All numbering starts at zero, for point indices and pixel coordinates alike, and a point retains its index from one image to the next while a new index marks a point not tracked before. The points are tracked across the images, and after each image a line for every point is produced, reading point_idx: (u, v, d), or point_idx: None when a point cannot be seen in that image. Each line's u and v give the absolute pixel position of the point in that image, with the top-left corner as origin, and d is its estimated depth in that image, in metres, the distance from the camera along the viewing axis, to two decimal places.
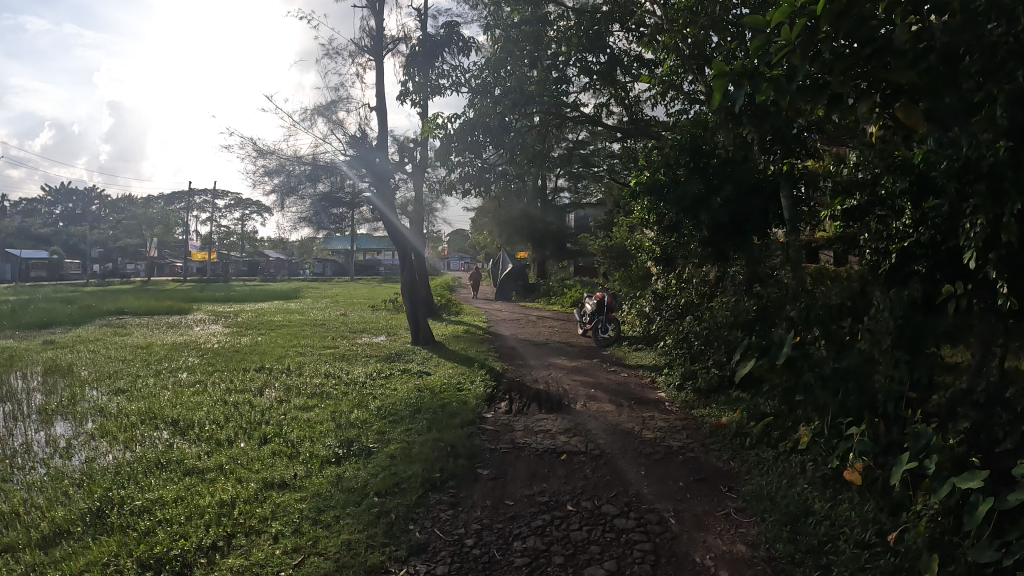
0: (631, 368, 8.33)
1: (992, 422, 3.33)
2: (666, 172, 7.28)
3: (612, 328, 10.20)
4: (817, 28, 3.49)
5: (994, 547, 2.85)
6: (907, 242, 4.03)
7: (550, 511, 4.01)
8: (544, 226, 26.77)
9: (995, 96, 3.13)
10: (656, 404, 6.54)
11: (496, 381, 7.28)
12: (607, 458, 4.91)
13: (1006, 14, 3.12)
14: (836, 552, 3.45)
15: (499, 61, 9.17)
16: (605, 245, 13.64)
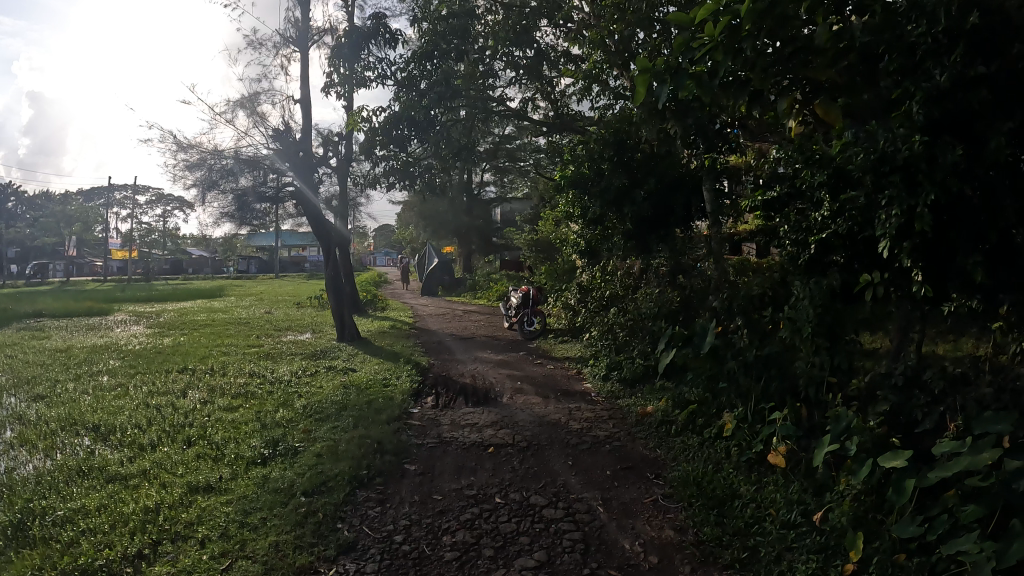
0: (557, 361, 8.32)
1: (911, 405, 3.58)
2: (590, 165, 7.40)
3: (537, 321, 10.16)
4: (741, 25, 3.66)
5: (916, 523, 3.03)
6: (826, 233, 4.02)
7: (478, 504, 4.01)
8: (470, 220, 26.71)
9: (916, 94, 3.32)
10: (581, 396, 6.52)
11: (422, 376, 7.20)
12: (535, 450, 4.90)
13: (928, 15, 3.36)
14: (762, 533, 3.53)
15: (425, 54, 9.23)
16: (530, 238, 13.68)
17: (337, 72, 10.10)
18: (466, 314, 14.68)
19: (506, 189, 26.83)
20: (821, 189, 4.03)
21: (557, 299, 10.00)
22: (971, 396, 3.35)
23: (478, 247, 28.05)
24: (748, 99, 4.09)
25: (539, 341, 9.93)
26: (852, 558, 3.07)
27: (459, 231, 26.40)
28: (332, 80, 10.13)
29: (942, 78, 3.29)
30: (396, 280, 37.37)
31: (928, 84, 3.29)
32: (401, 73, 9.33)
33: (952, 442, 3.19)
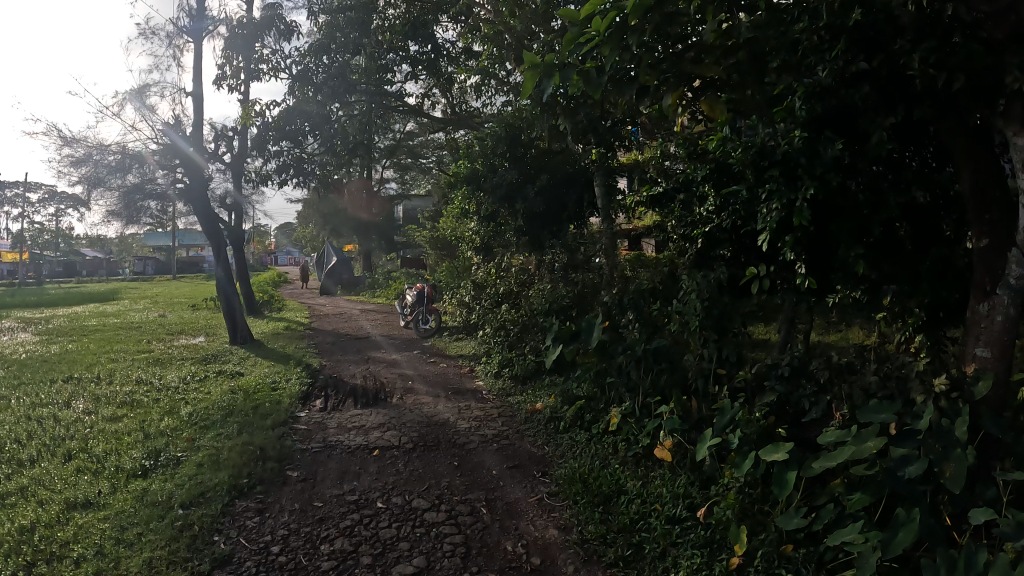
0: (451, 359, 8.28)
1: (797, 394, 3.69)
2: (484, 162, 7.48)
3: (433, 320, 10.01)
4: (630, 22, 3.69)
5: (801, 515, 3.19)
6: (711, 228, 4.20)
7: (359, 510, 3.92)
8: (370, 218, 26.42)
9: (798, 91, 3.43)
10: (474, 393, 6.39)
11: (313, 378, 7.06)
12: (421, 450, 4.80)
13: (809, 13, 3.47)
14: (648, 529, 3.59)
15: (320, 48, 9.09)
16: (430, 236, 13.62)
17: (230, 64, 9.88)
18: (362, 314, 14.46)
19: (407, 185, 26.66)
20: (706, 184, 4.13)
21: (454, 296, 9.90)
22: (856, 384, 3.49)
23: (379, 245, 27.75)
24: (635, 94, 4.15)
25: (435, 339, 9.75)
26: (737, 551, 3.20)
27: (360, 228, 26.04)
28: (226, 73, 9.88)
29: (824, 75, 3.40)
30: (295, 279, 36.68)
31: (809, 81, 3.41)
32: (295, 66, 9.19)
33: (835, 431, 3.35)
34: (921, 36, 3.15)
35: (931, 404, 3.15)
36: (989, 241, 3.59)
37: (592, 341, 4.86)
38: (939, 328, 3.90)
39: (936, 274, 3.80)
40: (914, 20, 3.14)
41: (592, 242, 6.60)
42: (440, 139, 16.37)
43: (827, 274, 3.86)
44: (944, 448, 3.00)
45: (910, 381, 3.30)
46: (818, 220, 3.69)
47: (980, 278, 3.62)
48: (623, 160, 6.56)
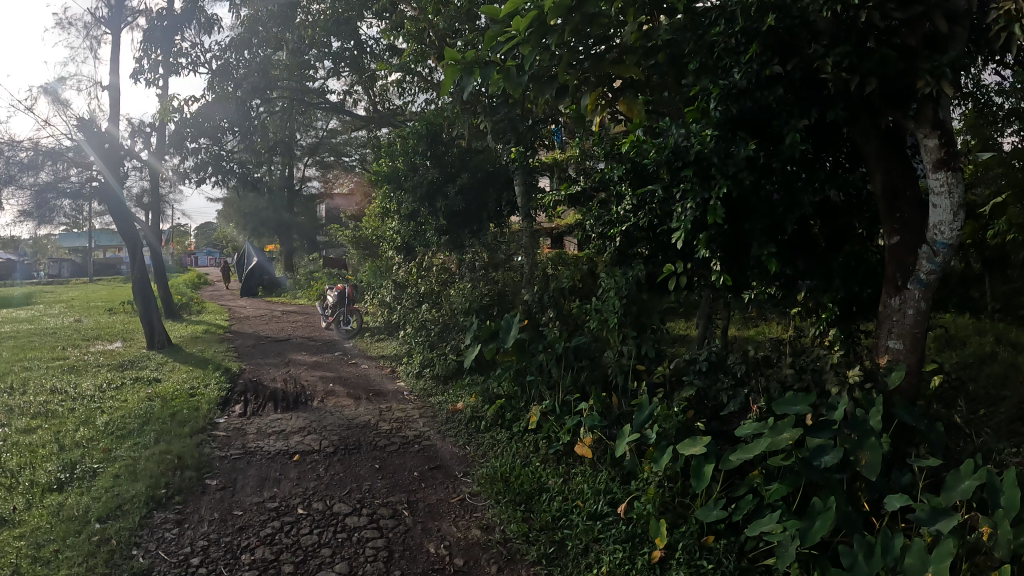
0: (372, 360, 8.22)
1: (714, 387, 3.80)
2: (404, 160, 7.54)
3: (354, 320, 10.01)
4: (552, 21, 3.76)
5: (720, 507, 3.29)
6: (626, 226, 4.24)
7: (280, 518, 3.89)
8: (291, 217, 26.08)
9: (713, 92, 3.55)
10: (395, 394, 6.37)
11: (232, 383, 6.93)
12: (342, 454, 4.77)
13: (726, 17, 3.62)
14: (570, 526, 3.63)
15: (242, 42, 9.14)
16: (352, 235, 13.53)
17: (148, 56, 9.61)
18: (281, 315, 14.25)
19: (328, 183, 26.43)
20: (625, 184, 4.22)
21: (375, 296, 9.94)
22: (773, 377, 3.61)
23: (300, 244, 27.40)
24: (555, 94, 4.23)
25: (355, 340, 9.69)
26: (658, 544, 3.27)
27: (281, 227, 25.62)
28: (143, 66, 9.62)
29: (739, 77, 3.54)
30: (214, 280, 35.94)
31: (724, 83, 3.54)
32: (215, 60, 9.16)
33: (753, 423, 3.42)
34: (835, 41, 3.37)
35: (846, 395, 3.30)
36: (900, 238, 3.76)
37: (510, 340, 4.90)
38: (853, 320, 4.04)
39: (847, 269, 3.98)
40: (830, 23, 3.35)
41: (512, 240, 6.66)
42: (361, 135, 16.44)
43: (743, 271, 3.97)
44: (858, 437, 3.16)
45: (825, 373, 3.46)
46: (732, 219, 3.80)
47: (891, 272, 3.78)
48: (544, 159, 6.65)
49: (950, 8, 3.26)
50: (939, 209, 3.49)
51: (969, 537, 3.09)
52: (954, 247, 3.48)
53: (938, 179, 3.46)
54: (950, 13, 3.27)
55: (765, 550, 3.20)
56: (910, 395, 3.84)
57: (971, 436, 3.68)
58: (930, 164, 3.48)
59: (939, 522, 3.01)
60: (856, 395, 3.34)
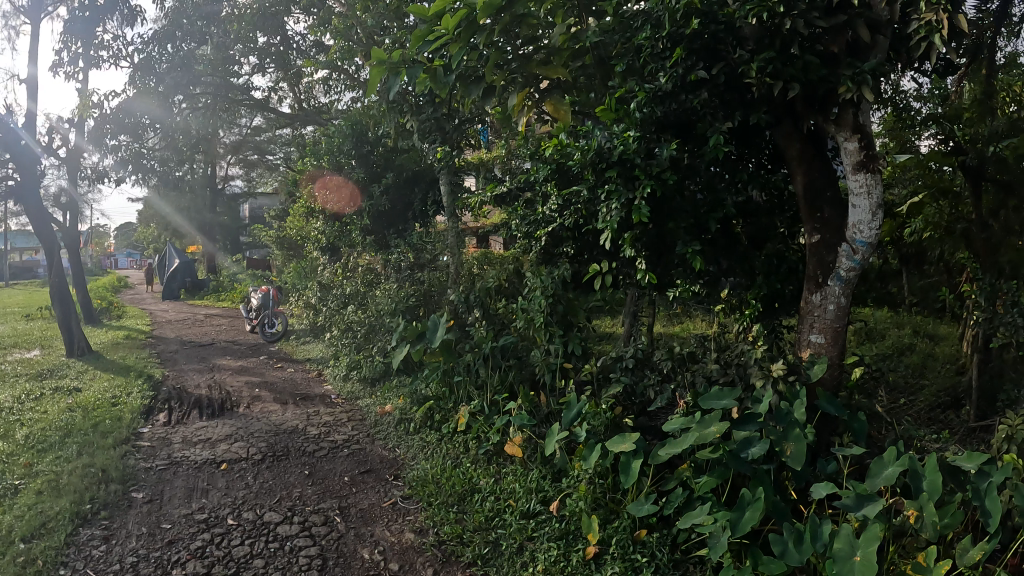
0: (298, 363, 8.13)
1: (641, 383, 3.87)
2: (330, 159, 7.66)
3: (279, 323, 9.79)
4: (481, 20, 3.80)
5: (652, 501, 3.33)
6: (552, 228, 4.30)
7: (209, 529, 3.83)
8: (214, 219, 25.62)
9: (638, 95, 3.67)
10: (321, 398, 6.32)
11: (155, 391, 6.77)
12: (270, 461, 4.72)
13: (652, 21, 3.72)
14: (503, 526, 3.65)
15: (166, 35, 8.75)
16: (276, 235, 13.37)
17: (69, 48, 9.35)
18: (205, 319, 13.97)
19: (253, 183, 26.08)
20: (551, 184, 4.29)
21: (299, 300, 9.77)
22: (699, 372, 3.70)
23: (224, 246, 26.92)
24: (482, 95, 4.29)
25: (281, 343, 9.54)
26: (592, 541, 3.29)
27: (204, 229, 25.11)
28: (63, 58, 9.37)
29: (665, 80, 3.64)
30: (137, 285, 35.08)
31: (651, 86, 3.65)
32: (139, 54, 8.74)
33: (679, 418, 3.47)
34: (760, 46, 3.60)
35: (771, 388, 3.39)
36: (819, 237, 3.87)
37: (436, 341, 4.88)
38: (776, 316, 4.16)
39: (770, 267, 4.09)
40: (756, 29, 3.56)
41: (439, 240, 6.68)
42: (285, 135, 17.31)
43: (666, 268, 4.06)
44: (784, 429, 3.24)
45: (750, 367, 3.55)
46: (658, 219, 3.89)
47: (811, 270, 3.92)
48: (470, 159, 6.69)
49: (872, 18, 3.48)
50: (858, 209, 3.69)
51: (892, 520, 3.22)
52: (871, 245, 3.66)
53: (858, 180, 3.67)
54: (873, 22, 3.49)
55: (697, 542, 3.30)
56: (832, 386, 3.95)
57: (892, 424, 3.84)
58: (850, 166, 3.68)
59: (864, 508, 3.08)
60: (780, 389, 3.43)
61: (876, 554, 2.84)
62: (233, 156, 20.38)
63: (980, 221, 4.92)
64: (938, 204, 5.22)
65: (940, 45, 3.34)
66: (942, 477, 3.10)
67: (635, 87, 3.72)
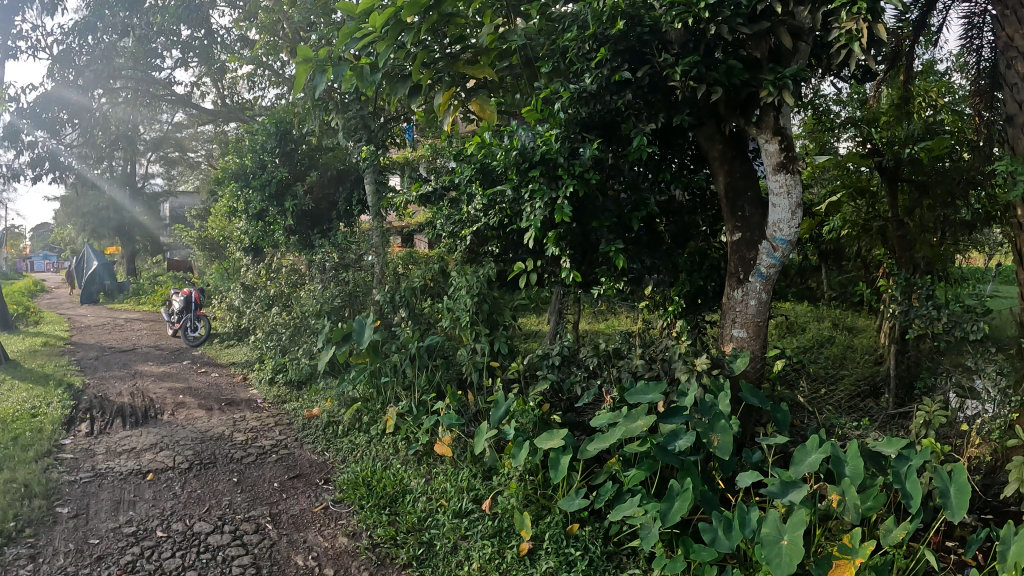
0: (223, 368, 8.00)
1: (567, 379, 3.92)
2: (252, 157, 7.56)
3: (201, 326, 9.63)
4: (409, 18, 3.79)
5: (582, 496, 3.37)
6: (477, 226, 4.35)
7: (139, 543, 3.67)
8: (134, 219, 25.00)
9: (562, 95, 3.76)
10: (247, 403, 6.22)
11: (75, 401, 6.55)
12: (197, 470, 4.63)
13: (578, 22, 3.78)
14: (436, 526, 3.65)
15: (87, 27, 8.42)
16: (197, 236, 13.15)
17: None
18: (125, 324, 13.63)
19: (174, 182, 25.58)
20: (475, 184, 4.32)
21: (221, 302, 9.54)
22: (624, 367, 3.75)
23: (144, 247, 26.30)
24: (406, 92, 4.35)
25: (204, 347, 9.38)
26: (526, 536, 3.32)
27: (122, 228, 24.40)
28: None
29: (590, 80, 3.71)
30: (53, 288, 34.01)
31: (577, 86, 3.71)
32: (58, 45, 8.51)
33: (606, 413, 3.50)
34: (684, 51, 3.66)
35: (695, 382, 3.47)
36: (741, 234, 4.00)
37: (363, 340, 4.88)
38: (700, 312, 4.35)
39: (692, 265, 4.28)
40: (681, 34, 3.63)
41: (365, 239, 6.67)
42: (209, 132, 18.66)
43: (590, 266, 4.23)
44: (709, 421, 3.30)
45: (674, 362, 3.62)
46: (581, 219, 4.02)
47: (733, 267, 4.03)
48: (395, 159, 6.70)
49: (794, 25, 3.59)
50: (778, 208, 3.82)
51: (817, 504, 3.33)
52: (790, 243, 3.80)
53: (778, 181, 3.79)
54: (796, 29, 3.61)
55: (629, 533, 3.39)
56: (754, 378, 4.16)
57: (813, 413, 3.96)
58: (770, 167, 3.79)
59: (790, 494, 3.13)
60: (704, 382, 3.50)
61: (803, 537, 2.91)
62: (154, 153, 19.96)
63: (897, 220, 5.34)
64: (856, 203, 5.62)
65: (859, 53, 3.45)
66: (863, 463, 3.20)
67: (560, 87, 3.78)
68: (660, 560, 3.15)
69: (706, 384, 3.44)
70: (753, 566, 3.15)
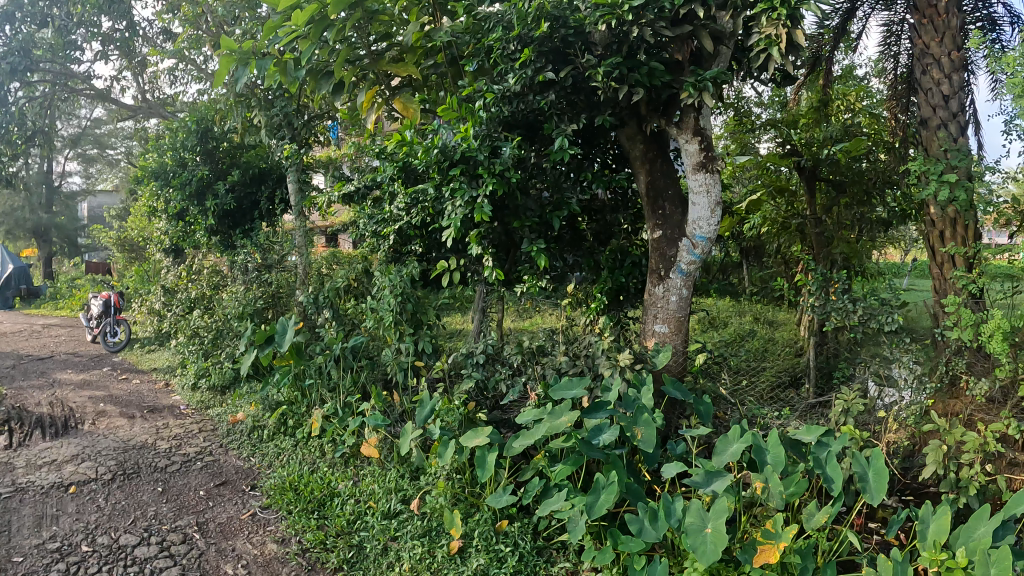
0: (143, 374, 7.84)
1: (492, 376, 3.97)
2: (173, 155, 7.46)
3: (122, 331, 9.39)
4: (332, 15, 3.80)
5: (509, 492, 3.42)
6: (399, 225, 4.41)
7: (64, 558, 3.52)
8: (49, 219, 24.27)
9: (485, 95, 3.82)
10: (170, 410, 6.11)
11: None
12: (120, 480, 4.51)
13: (502, 23, 3.84)
14: (366, 528, 3.66)
15: (4, 15, 8.24)
16: (115, 237, 12.84)
17: None
18: (37, 331, 13.19)
19: (91, 180, 24.94)
20: (396, 183, 4.35)
21: (139, 306, 9.29)
22: (548, 364, 3.83)
23: (60, 249, 25.56)
24: (330, 89, 4.37)
25: (125, 353, 9.17)
26: (456, 535, 3.34)
27: (40, 229, 23.55)
28: None
29: (514, 81, 3.77)
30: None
31: (500, 86, 3.78)
32: None
33: (531, 410, 3.54)
34: (607, 52, 3.72)
35: (619, 377, 3.53)
36: (662, 232, 4.10)
37: (285, 344, 4.81)
38: (622, 308, 4.50)
39: (613, 262, 4.44)
40: (604, 35, 3.69)
41: (287, 237, 6.68)
42: (128, 129, 18.31)
43: (514, 265, 4.46)
44: (634, 414, 3.34)
45: (597, 357, 3.71)
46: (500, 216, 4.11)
47: (653, 264, 4.12)
48: (319, 158, 6.70)
49: (715, 30, 3.72)
50: (698, 206, 3.91)
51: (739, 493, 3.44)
52: (710, 240, 3.91)
53: (698, 180, 3.88)
54: (718, 34, 3.75)
55: (556, 527, 3.47)
56: (677, 371, 4.26)
57: (735, 405, 4.06)
58: (690, 166, 3.88)
59: (713, 484, 3.22)
60: (627, 377, 3.57)
61: (726, 525, 2.96)
62: (70, 150, 19.43)
63: (815, 217, 5.47)
64: (775, 201, 5.73)
65: (778, 57, 3.58)
66: (782, 452, 3.28)
67: (484, 87, 3.83)
68: (589, 552, 3.22)
69: (628, 379, 3.53)
70: (678, 554, 3.27)
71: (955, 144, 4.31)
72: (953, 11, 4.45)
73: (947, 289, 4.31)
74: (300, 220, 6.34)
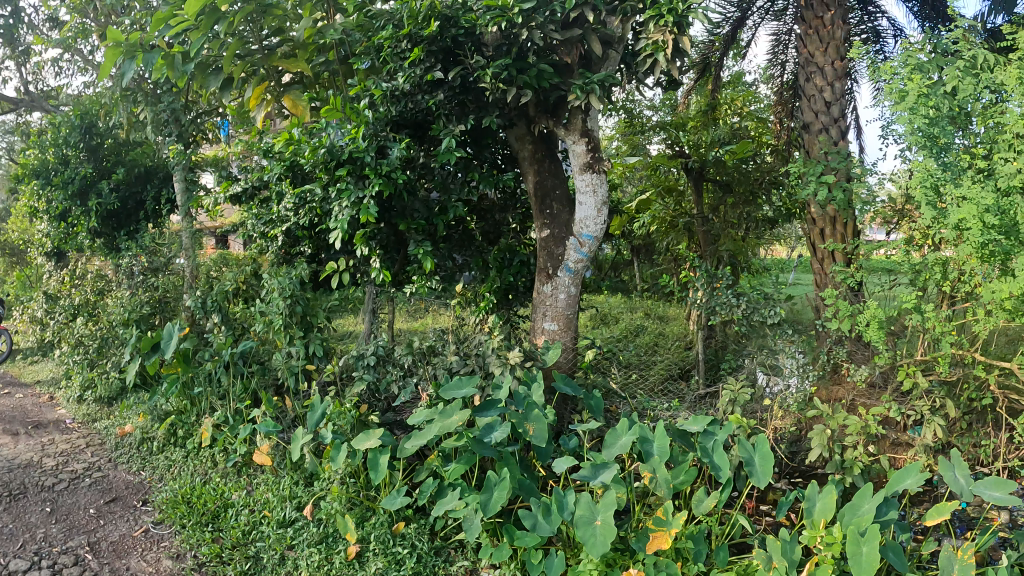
0: (25, 388, 7.56)
1: (383, 377, 4.03)
2: (55, 153, 7.23)
3: (2, 342, 9.06)
4: (223, 8, 3.79)
5: (404, 494, 3.48)
6: (287, 225, 4.42)
7: None
8: None
9: (375, 93, 3.87)
10: (54, 425, 5.94)
11: None
12: (5, 502, 4.37)
13: (391, 21, 3.90)
14: (262, 538, 3.66)
15: None
16: None
17: None
18: None
19: None
20: (285, 185, 4.35)
21: (20, 315, 8.93)
22: (439, 365, 3.91)
23: None
24: (219, 86, 4.35)
25: (6, 366, 8.84)
26: (352, 540, 3.35)
27: None
28: None
29: (404, 81, 3.84)
30: None
31: (389, 85, 3.83)
32: None
33: (423, 410, 3.57)
34: (497, 54, 3.81)
35: (509, 375, 3.63)
36: (550, 232, 4.22)
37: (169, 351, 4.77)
38: (511, 307, 4.61)
39: (502, 263, 4.55)
40: (495, 37, 3.78)
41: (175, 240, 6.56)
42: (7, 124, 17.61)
43: (403, 266, 4.50)
44: (524, 410, 3.42)
45: (487, 357, 3.81)
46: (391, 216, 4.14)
47: (542, 262, 4.23)
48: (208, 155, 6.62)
49: (605, 33, 3.86)
50: (585, 206, 4.05)
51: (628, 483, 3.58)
52: (597, 239, 4.06)
53: (585, 180, 4.02)
54: (607, 37, 3.90)
55: (450, 526, 3.54)
56: (567, 367, 4.39)
57: (626, 398, 4.18)
58: (578, 167, 4.01)
59: (601, 475, 3.31)
60: (517, 375, 3.67)
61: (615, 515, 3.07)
62: None
63: (702, 215, 5.68)
64: (664, 200, 5.95)
65: (664, 62, 3.74)
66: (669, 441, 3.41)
67: (373, 86, 3.87)
68: (486, 549, 3.31)
69: (518, 375, 3.64)
70: (568, 548, 3.38)
71: (835, 146, 4.55)
72: (839, 21, 4.69)
73: (828, 282, 4.54)
74: (188, 220, 6.25)
